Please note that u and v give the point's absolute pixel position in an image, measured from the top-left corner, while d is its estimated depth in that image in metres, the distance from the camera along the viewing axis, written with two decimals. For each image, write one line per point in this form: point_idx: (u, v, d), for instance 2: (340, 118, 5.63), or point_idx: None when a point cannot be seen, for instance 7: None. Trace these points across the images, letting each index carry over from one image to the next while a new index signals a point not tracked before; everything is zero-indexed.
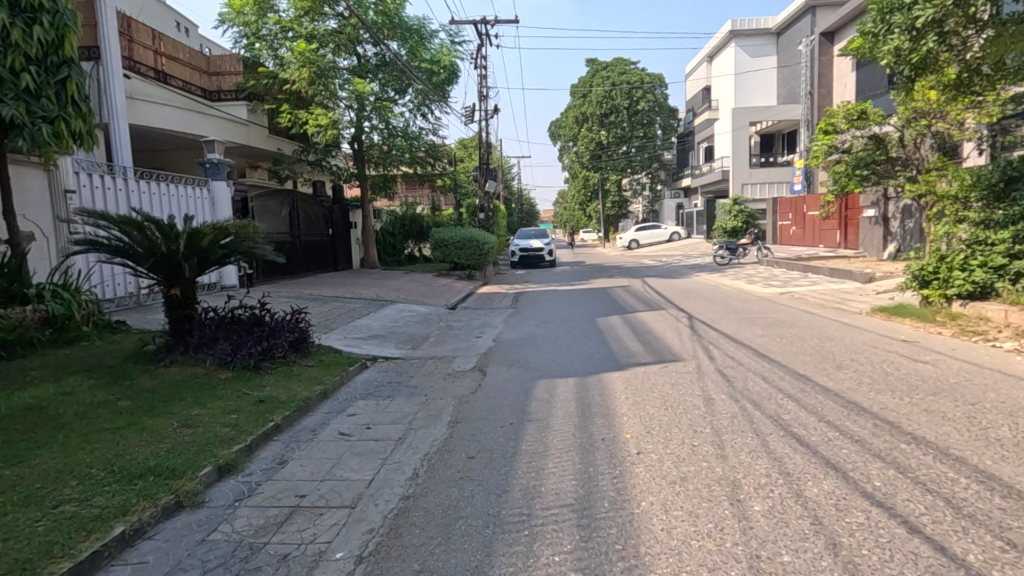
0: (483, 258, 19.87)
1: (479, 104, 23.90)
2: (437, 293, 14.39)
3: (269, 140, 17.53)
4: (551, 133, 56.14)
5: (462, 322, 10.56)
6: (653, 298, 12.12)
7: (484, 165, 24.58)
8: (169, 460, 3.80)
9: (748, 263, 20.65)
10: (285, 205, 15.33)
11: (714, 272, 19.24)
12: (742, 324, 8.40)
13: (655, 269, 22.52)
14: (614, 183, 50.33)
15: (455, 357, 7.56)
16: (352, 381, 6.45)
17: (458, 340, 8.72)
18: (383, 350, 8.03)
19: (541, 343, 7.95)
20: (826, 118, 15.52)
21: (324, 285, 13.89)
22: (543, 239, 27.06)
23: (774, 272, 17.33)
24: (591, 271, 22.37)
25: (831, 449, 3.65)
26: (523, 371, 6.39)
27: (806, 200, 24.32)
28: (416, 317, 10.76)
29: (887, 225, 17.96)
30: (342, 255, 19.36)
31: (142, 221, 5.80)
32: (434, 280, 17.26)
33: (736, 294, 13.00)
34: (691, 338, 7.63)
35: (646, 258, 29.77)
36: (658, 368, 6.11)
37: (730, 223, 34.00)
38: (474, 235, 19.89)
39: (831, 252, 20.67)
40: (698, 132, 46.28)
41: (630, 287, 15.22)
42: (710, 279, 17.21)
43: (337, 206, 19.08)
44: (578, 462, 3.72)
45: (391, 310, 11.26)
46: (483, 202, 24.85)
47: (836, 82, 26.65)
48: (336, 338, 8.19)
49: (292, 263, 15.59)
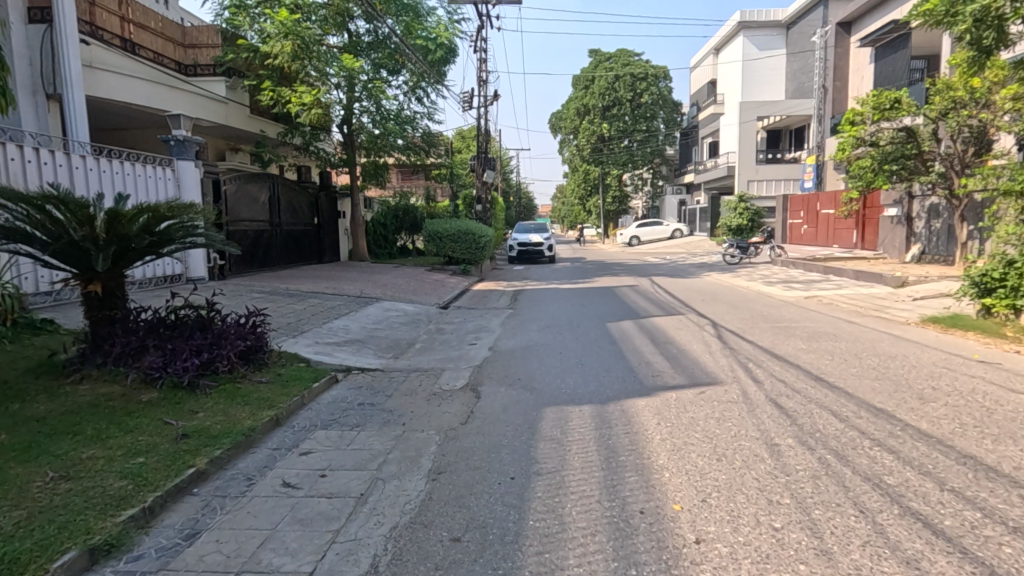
0: (479, 253, 18.66)
1: (479, 89, 22.62)
2: (429, 290, 13.18)
3: (250, 121, 16.23)
4: (552, 126, 54.82)
5: (454, 324, 9.36)
6: (666, 301, 10.97)
7: (482, 155, 23.32)
8: (11, 545, 2.60)
9: (759, 263, 19.55)
10: (265, 189, 14.09)
11: (724, 272, 18.11)
12: (778, 336, 7.24)
13: (660, 268, 21.38)
14: (615, 177, 49.12)
15: (443, 371, 6.37)
16: (315, 403, 5.25)
17: (447, 348, 7.52)
18: (359, 359, 6.83)
19: (545, 355, 6.75)
20: (853, 108, 14.34)
21: (304, 278, 12.65)
22: (543, 234, 25.87)
23: (790, 273, 16.22)
24: (593, 269, 21.24)
25: (987, 548, 2.47)
26: (526, 394, 5.20)
27: (819, 198, 23.18)
28: (402, 318, 9.55)
29: (911, 225, 16.77)
30: (330, 246, 18.14)
31: (45, 197, 4.55)
32: (426, 275, 16.05)
33: (757, 297, 11.85)
34: (723, 352, 6.47)
35: (649, 255, 28.59)
36: (694, 394, 4.92)
37: (735, 220, 33.04)
38: (471, 227, 18.66)
39: (848, 252, 19.55)
40: (703, 127, 45.11)
41: (638, 288, 14.06)
42: (721, 280, 16.07)
43: (324, 193, 17.83)
44: (612, 560, 2.54)
45: (375, 309, 10.06)
46: (480, 193, 23.60)
47: (852, 75, 25.44)
48: (304, 345, 6.99)
49: (272, 253, 14.37)
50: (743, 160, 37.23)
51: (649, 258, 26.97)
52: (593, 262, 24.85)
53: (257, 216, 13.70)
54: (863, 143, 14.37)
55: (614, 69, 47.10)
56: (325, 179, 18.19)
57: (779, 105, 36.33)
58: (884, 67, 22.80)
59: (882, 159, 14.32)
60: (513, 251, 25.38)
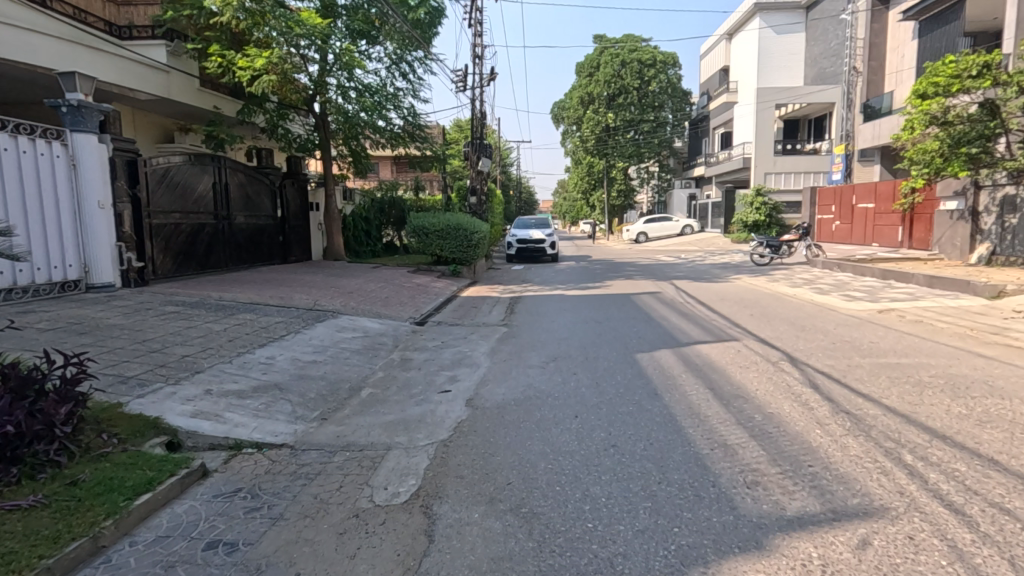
0: (473, 252, 16.18)
1: (473, 66, 20.12)
2: (406, 299, 10.71)
3: (200, 95, 13.73)
4: (554, 116, 52.14)
5: (426, 353, 6.90)
6: (705, 318, 8.51)
7: (477, 142, 20.77)
8: None
9: (793, 265, 17.09)
10: (209, 174, 11.65)
11: (755, 274, 15.63)
12: (905, 386, 4.78)
13: (677, 269, 18.93)
14: (620, 171, 46.56)
15: (387, 455, 3.92)
16: (123, 546, 2.78)
17: (405, 400, 5.05)
18: (260, 425, 4.38)
19: (550, 422, 4.29)
20: (924, 78, 11.80)
21: (250, 284, 10.21)
22: (544, 229, 23.42)
23: (836, 278, 13.80)
24: (601, 269, 18.82)
25: None
26: (520, 534, 2.74)
27: (855, 190, 20.66)
28: (358, 344, 7.12)
29: (977, 221, 14.24)
30: (298, 244, 15.74)
31: None
32: (408, 278, 13.60)
33: (817, 309, 9.38)
34: (841, 421, 4.01)
35: (661, 254, 26.18)
36: (853, 553, 2.47)
37: (751, 216, 31.59)
38: (462, 221, 16.14)
39: (895, 252, 17.05)
40: (714, 117, 42.55)
41: (661, 295, 11.60)
42: (756, 285, 13.65)
43: (291, 182, 15.42)
44: None
45: (324, 330, 7.60)
46: (475, 183, 21.11)
47: (890, 53, 22.85)
48: (181, 402, 4.55)
49: (219, 252, 11.98)
50: (761, 152, 34.64)
51: (661, 257, 24.53)
52: (601, 261, 22.41)
53: (199, 207, 11.29)
54: (935, 120, 11.85)
55: (621, 55, 44.40)
56: (293, 166, 15.76)
57: (801, 92, 33.75)
58: (930, 42, 20.20)
59: (955, 141, 11.84)
60: (511, 248, 22.99)
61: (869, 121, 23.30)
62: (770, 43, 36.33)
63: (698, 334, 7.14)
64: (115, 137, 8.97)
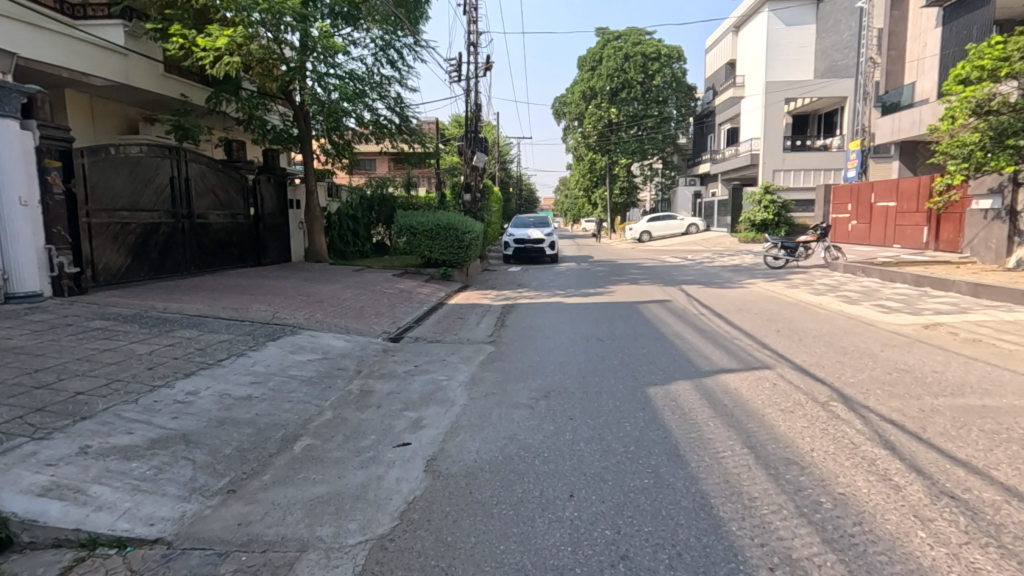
0: (464, 253, 14.95)
1: (467, 53, 18.86)
2: (383, 309, 9.52)
3: (164, 81, 12.51)
4: (555, 112, 50.87)
5: (391, 383, 5.70)
6: (726, 336, 7.29)
7: (472, 135, 19.58)
8: None
9: (809, 268, 15.87)
10: (166, 167, 10.45)
11: (770, 278, 14.39)
12: (1015, 448, 3.55)
13: (684, 271, 17.72)
14: (623, 168, 45.29)
15: (294, 565, 2.71)
16: None
17: (347, 460, 3.85)
18: (135, 506, 3.17)
19: (534, 508, 3.07)
20: (969, 62, 10.55)
21: (206, 292, 9.01)
22: (543, 229, 22.20)
23: (862, 283, 12.55)
24: (603, 271, 17.61)
25: None
26: None
27: (873, 188, 19.41)
28: (311, 370, 5.92)
29: (1015, 221, 12.94)
30: (274, 244, 14.51)
31: None
32: (391, 283, 12.39)
33: (852, 324, 8.14)
34: (950, 515, 2.79)
35: (666, 255, 24.97)
36: None
37: (760, 214, 30.55)
38: (453, 220, 14.90)
39: (921, 254, 15.77)
40: (720, 112, 41.20)
41: (671, 304, 10.38)
42: (773, 291, 12.41)
43: (267, 177, 14.20)
44: None
45: (275, 351, 6.40)
46: (469, 179, 19.89)
47: (910, 42, 21.54)
48: (37, 469, 3.37)
49: (180, 254, 10.77)
50: (769, 148, 33.33)
51: (666, 258, 23.32)
52: (603, 262, 21.19)
53: (153, 203, 10.08)
54: (979, 109, 10.58)
55: (625, 48, 43.23)
56: (270, 160, 14.55)
57: (812, 86, 32.40)
58: (957, 30, 18.86)
59: (999, 132, 10.59)
60: (508, 249, 21.78)
61: (888, 115, 22.00)
62: (779, 35, 35.00)
63: (721, 359, 5.93)
64: (43, 124, 7.76)
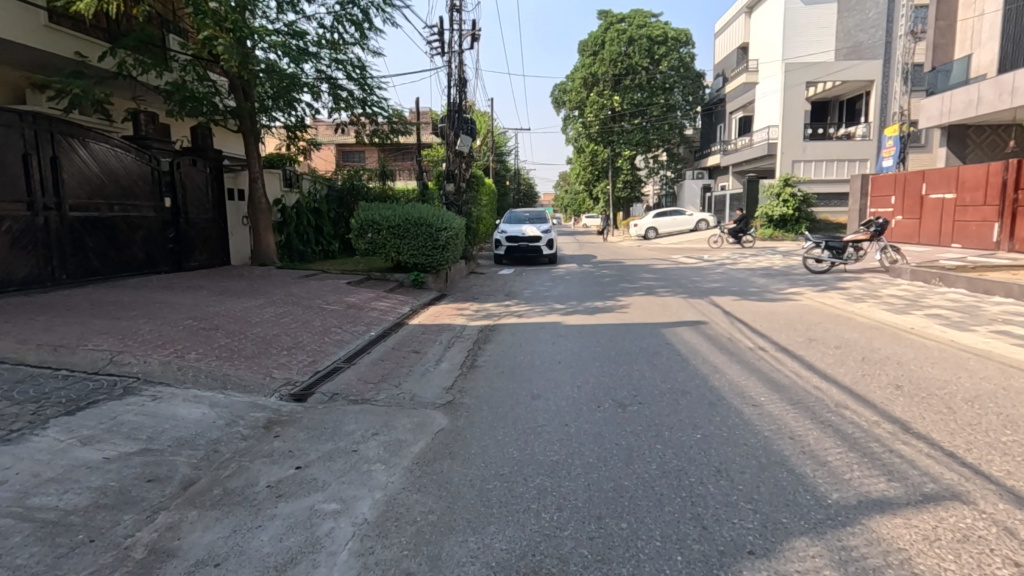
0: (440, 255, 12.14)
1: (451, 17, 16.04)
2: (306, 338, 6.77)
3: (48, 34, 9.66)
4: (553, 100, 47.87)
5: (220, 530, 2.92)
6: (822, 400, 4.49)
7: (455, 115, 16.76)
8: None
9: (861, 272, 13.15)
10: (14, 143, 7.66)
11: (818, 286, 11.69)
12: None
13: (705, 274, 14.99)
14: (626, 160, 42.11)
15: None
16: None
17: None
18: None
19: None
20: None
21: (43, 315, 6.23)
22: (540, 224, 19.50)
23: (946, 294, 9.83)
24: (610, 274, 14.89)
25: None
26: None
27: (925, 177, 16.69)
28: (85, 493, 3.14)
29: None
30: (205, 244, 11.67)
31: None
32: (342, 295, 9.64)
33: (995, 368, 5.39)
34: None
35: (679, 254, 22.27)
36: None
37: (778, 209, 28.22)
38: (425, 215, 12.06)
39: (997, 255, 13.10)
40: (732, 100, 38.40)
41: (708, 328, 7.62)
42: (832, 304, 9.68)
43: (193, 161, 11.38)
44: None
45: (48, 442, 3.60)
46: (453, 166, 17.05)
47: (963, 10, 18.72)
48: None
49: (42, 258, 7.97)
50: (788, 136, 30.46)
51: (680, 258, 20.60)
52: (608, 264, 18.49)
53: None
54: None
55: (629, 31, 40.45)
56: (198, 141, 11.73)
57: (835, 68, 29.56)
58: None
59: None
60: (500, 248, 19.04)
61: (935, 94, 19.20)
62: (798, 14, 32.17)
63: (860, 481, 3.12)
64: None
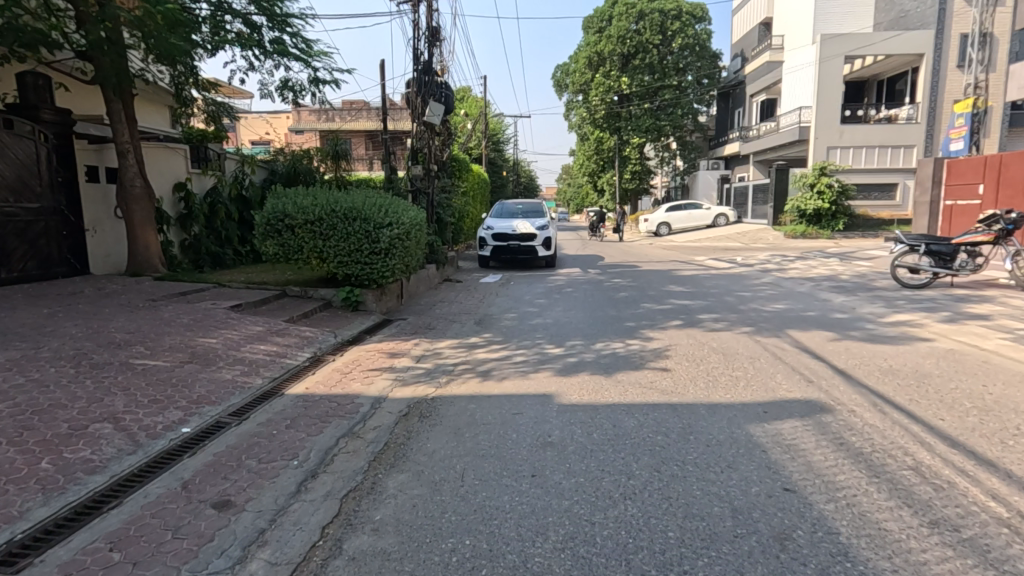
0: (381, 263, 8.29)
1: None
2: None
3: None
4: (554, 83, 43.79)
5: None
6: None
7: (423, 77, 12.93)
8: None
9: (981, 288, 9.38)
10: None
11: (938, 312, 7.96)
12: None
13: (750, 285, 11.24)
14: (635, 148, 38.08)
15: None
16: None
17: None
18: None
19: None
20: None
21: None
22: (533, 219, 15.79)
23: None
24: (625, 286, 11.15)
25: None
26: None
27: None
28: None
29: None
30: (35, 246, 8.02)
31: None
32: (199, 334, 5.92)
33: None
34: None
35: (704, 256, 18.55)
36: None
37: (811, 202, 24.36)
38: (359, 204, 8.22)
39: None
40: (753, 80, 34.49)
41: (839, 422, 3.87)
42: (999, 349, 5.95)
43: (7, 123, 7.67)
44: None
45: None
46: (421, 143, 13.21)
47: None
48: None
49: None
50: (823, 119, 26.53)
51: (705, 261, 16.84)
52: (619, 268, 14.75)
53: None
54: None
55: (639, 6, 36.55)
56: (27, 95, 8.03)
57: (880, 39, 25.47)
58: None
59: None
60: (485, 248, 15.35)
61: None
62: None
63: None
64: None
